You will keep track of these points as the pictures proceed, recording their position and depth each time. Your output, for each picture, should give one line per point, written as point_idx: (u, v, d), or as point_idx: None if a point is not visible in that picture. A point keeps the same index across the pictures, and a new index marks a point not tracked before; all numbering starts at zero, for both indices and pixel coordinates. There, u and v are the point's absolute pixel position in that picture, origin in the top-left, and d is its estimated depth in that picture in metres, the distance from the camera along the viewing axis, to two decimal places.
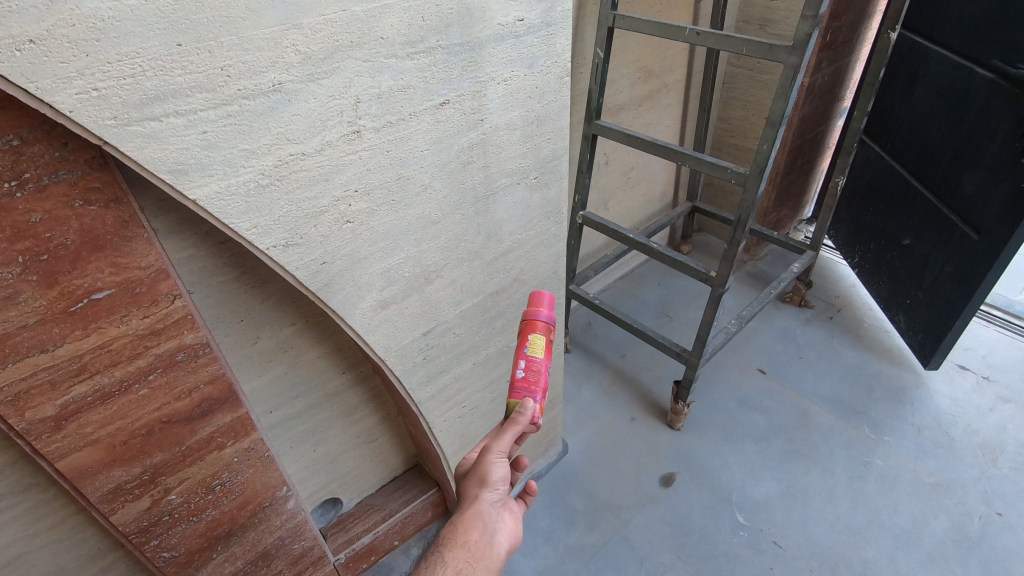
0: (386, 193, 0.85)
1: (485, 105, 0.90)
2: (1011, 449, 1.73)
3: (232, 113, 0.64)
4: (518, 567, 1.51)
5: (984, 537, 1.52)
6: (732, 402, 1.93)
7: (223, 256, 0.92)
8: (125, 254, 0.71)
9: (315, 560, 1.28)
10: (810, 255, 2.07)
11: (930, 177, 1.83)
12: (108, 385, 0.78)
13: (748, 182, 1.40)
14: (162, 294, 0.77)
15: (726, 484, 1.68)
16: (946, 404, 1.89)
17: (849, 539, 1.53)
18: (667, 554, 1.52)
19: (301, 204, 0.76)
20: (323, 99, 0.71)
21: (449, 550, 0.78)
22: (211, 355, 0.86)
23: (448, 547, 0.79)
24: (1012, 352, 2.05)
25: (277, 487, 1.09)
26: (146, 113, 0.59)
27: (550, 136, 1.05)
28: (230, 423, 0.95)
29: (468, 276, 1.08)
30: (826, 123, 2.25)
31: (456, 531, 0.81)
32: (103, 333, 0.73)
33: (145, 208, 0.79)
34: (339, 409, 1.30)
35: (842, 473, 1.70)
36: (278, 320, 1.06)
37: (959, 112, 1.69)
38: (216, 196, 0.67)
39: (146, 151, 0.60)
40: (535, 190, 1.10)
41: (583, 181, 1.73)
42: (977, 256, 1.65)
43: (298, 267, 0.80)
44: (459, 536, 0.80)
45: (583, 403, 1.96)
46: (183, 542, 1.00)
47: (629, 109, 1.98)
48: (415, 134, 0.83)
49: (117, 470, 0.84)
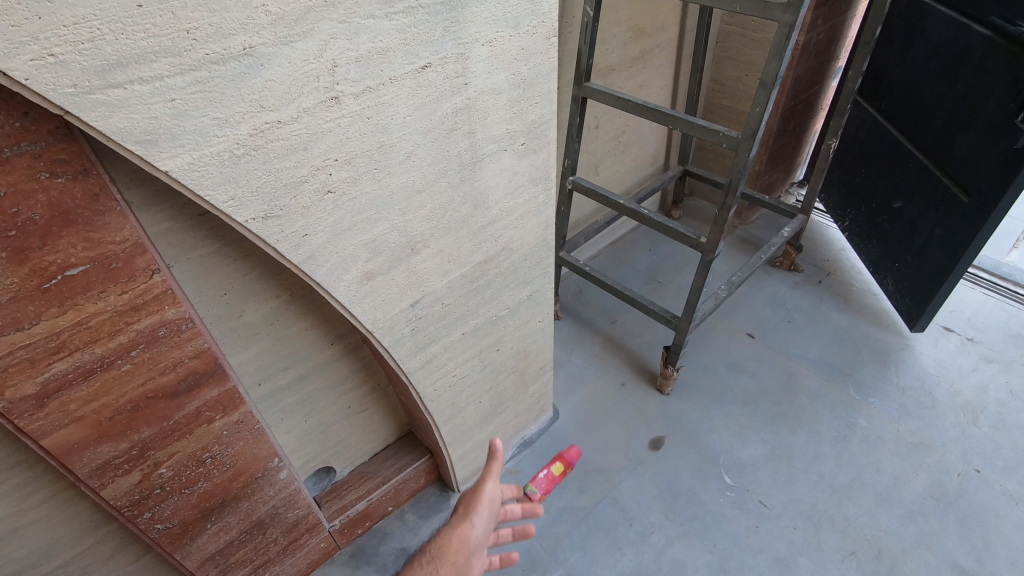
0: (369, 161, 0.82)
1: (469, 68, 0.87)
2: (992, 409, 1.77)
3: (202, 79, 0.61)
4: (510, 530, 1.54)
5: (962, 493, 1.57)
6: (721, 365, 1.95)
7: (202, 228, 0.89)
8: (98, 228, 0.69)
9: (310, 527, 1.32)
10: (800, 220, 2.06)
11: (924, 137, 1.81)
12: (90, 362, 0.76)
13: (740, 145, 1.37)
14: (140, 269, 0.75)
15: (714, 446, 1.71)
16: (931, 365, 1.92)
17: (832, 498, 1.58)
18: (656, 515, 1.56)
19: (280, 173, 0.73)
20: (298, 63, 0.67)
21: (441, 567, 0.82)
22: (194, 330, 0.85)
23: (441, 565, 0.83)
24: (997, 313, 2.08)
25: (268, 458, 1.09)
26: (109, 79, 0.56)
27: (538, 100, 1.02)
28: (218, 397, 0.94)
29: (456, 245, 1.06)
30: (819, 83, 2.21)
31: (447, 551, 0.85)
32: (81, 310, 0.72)
33: (117, 180, 0.76)
34: (329, 379, 1.29)
35: (827, 434, 1.73)
36: (263, 292, 1.04)
37: (955, 72, 1.66)
38: (189, 167, 0.65)
39: (112, 120, 0.57)
40: (523, 157, 1.07)
41: (573, 146, 1.70)
42: (968, 219, 1.64)
43: (279, 240, 0.78)
44: (449, 555, 0.84)
45: (573, 368, 1.98)
46: (177, 514, 1.01)
47: (620, 71, 1.94)
48: (397, 99, 0.80)
49: (104, 446, 0.84)
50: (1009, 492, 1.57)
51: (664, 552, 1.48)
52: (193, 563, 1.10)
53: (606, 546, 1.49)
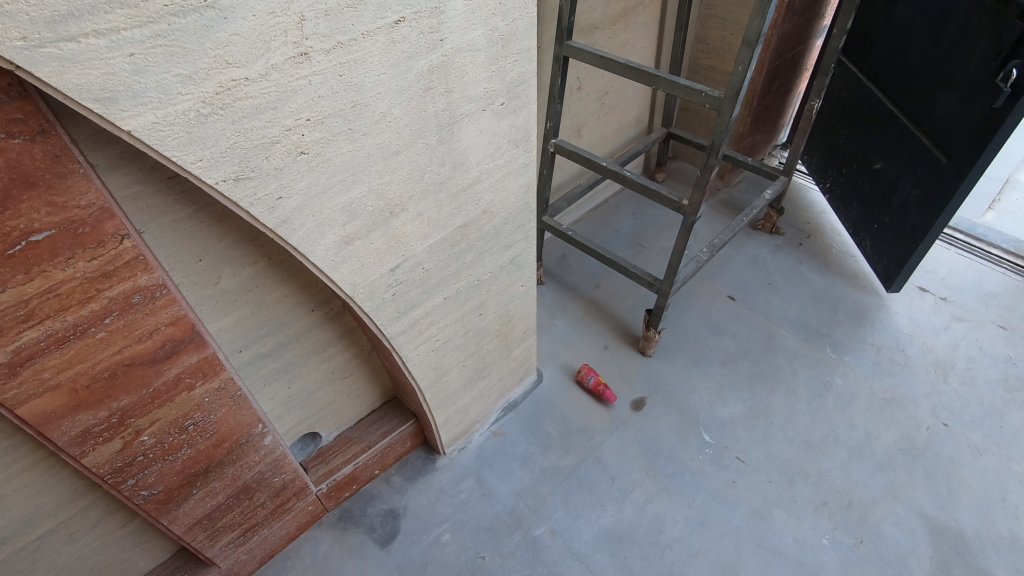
0: (342, 121, 0.80)
1: (444, 23, 0.84)
2: (962, 365, 1.83)
3: (162, 33, 0.59)
4: (495, 490, 1.57)
5: (930, 445, 1.63)
6: (703, 327, 1.98)
7: (173, 192, 0.87)
8: (61, 191, 0.67)
9: (296, 491, 1.34)
10: (782, 182, 2.07)
11: (907, 97, 1.81)
12: (62, 330, 0.75)
13: (722, 105, 1.36)
14: (108, 234, 0.73)
15: (694, 406, 1.75)
16: (905, 324, 1.96)
17: (807, 452, 1.63)
18: (637, 473, 1.60)
19: (249, 133, 0.71)
20: (263, 16, 0.64)
21: None
22: (169, 297, 0.83)
23: None
24: (970, 273, 2.12)
25: (251, 424, 1.09)
26: (61, 32, 0.53)
27: (516, 58, 1.00)
28: (197, 364, 0.93)
29: (435, 209, 1.05)
30: (804, 43, 2.18)
31: None
32: (48, 277, 0.70)
33: (79, 142, 0.73)
34: (311, 346, 1.29)
35: (804, 392, 1.78)
36: (240, 259, 1.02)
37: (939, 31, 1.65)
38: (152, 126, 0.62)
39: (67, 76, 0.55)
40: (502, 117, 1.05)
41: (554, 107, 1.67)
42: (946, 179, 1.66)
43: (252, 203, 0.77)
44: None
45: (557, 333, 1.99)
46: (161, 480, 1.01)
47: (603, 29, 1.89)
48: (370, 56, 0.77)
49: (82, 414, 0.83)
50: (974, 445, 1.63)
51: (644, 507, 1.53)
52: (180, 528, 1.12)
53: (589, 503, 1.54)
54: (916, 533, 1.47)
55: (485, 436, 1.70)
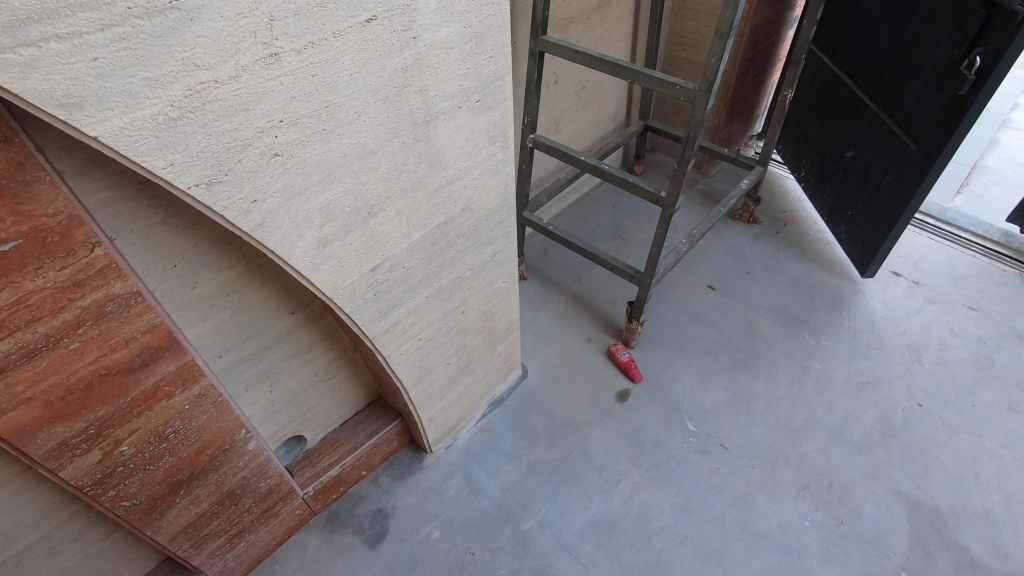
0: (316, 122, 0.79)
1: (417, 20, 0.83)
2: (934, 346, 1.88)
3: (126, 35, 0.57)
4: (483, 485, 1.58)
5: (906, 426, 1.68)
6: (684, 317, 2.00)
7: (144, 198, 0.85)
8: (28, 200, 0.65)
9: (283, 495, 1.34)
10: (758, 171, 2.09)
11: (877, 86, 1.84)
12: (33, 342, 0.73)
13: (697, 97, 1.37)
14: (78, 243, 0.71)
15: (678, 394, 1.77)
16: (880, 308, 2.01)
17: (787, 437, 1.66)
18: (623, 463, 1.62)
19: (221, 136, 0.70)
20: (231, 17, 0.63)
21: None
22: (144, 304, 0.82)
23: None
24: (941, 257, 2.17)
25: (234, 430, 1.08)
26: (20, 37, 0.51)
27: (491, 55, 0.99)
28: (176, 371, 0.92)
29: (413, 208, 1.04)
30: (776, 34, 2.21)
31: None
32: (17, 288, 0.68)
33: (44, 149, 0.71)
34: (293, 349, 1.28)
35: (784, 377, 1.81)
36: (217, 263, 1.01)
37: (906, 19, 1.68)
38: (120, 131, 0.61)
39: (28, 82, 0.53)
40: (479, 114, 1.05)
41: (532, 102, 1.67)
42: (915, 166, 1.69)
43: (226, 207, 0.76)
44: None
45: (541, 327, 2.00)
46: (143, 490, 1.00)
47: (578, 23, 1.89)
48: (342, 55, 0.77)
49: (59, 426, 0.82)
50: (947, 423, 1.68)
51: (631, 497, 1.55)
52: (164, 537, 1.11)
53: (576, 495, 1.55)
54: (893, 511, 1.51)
55: (471, 432, 1.70)
